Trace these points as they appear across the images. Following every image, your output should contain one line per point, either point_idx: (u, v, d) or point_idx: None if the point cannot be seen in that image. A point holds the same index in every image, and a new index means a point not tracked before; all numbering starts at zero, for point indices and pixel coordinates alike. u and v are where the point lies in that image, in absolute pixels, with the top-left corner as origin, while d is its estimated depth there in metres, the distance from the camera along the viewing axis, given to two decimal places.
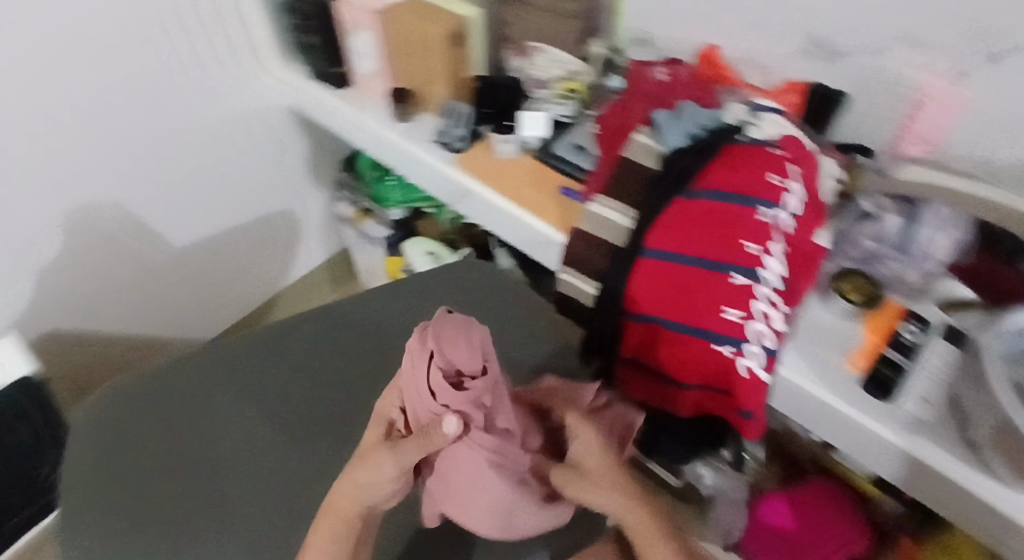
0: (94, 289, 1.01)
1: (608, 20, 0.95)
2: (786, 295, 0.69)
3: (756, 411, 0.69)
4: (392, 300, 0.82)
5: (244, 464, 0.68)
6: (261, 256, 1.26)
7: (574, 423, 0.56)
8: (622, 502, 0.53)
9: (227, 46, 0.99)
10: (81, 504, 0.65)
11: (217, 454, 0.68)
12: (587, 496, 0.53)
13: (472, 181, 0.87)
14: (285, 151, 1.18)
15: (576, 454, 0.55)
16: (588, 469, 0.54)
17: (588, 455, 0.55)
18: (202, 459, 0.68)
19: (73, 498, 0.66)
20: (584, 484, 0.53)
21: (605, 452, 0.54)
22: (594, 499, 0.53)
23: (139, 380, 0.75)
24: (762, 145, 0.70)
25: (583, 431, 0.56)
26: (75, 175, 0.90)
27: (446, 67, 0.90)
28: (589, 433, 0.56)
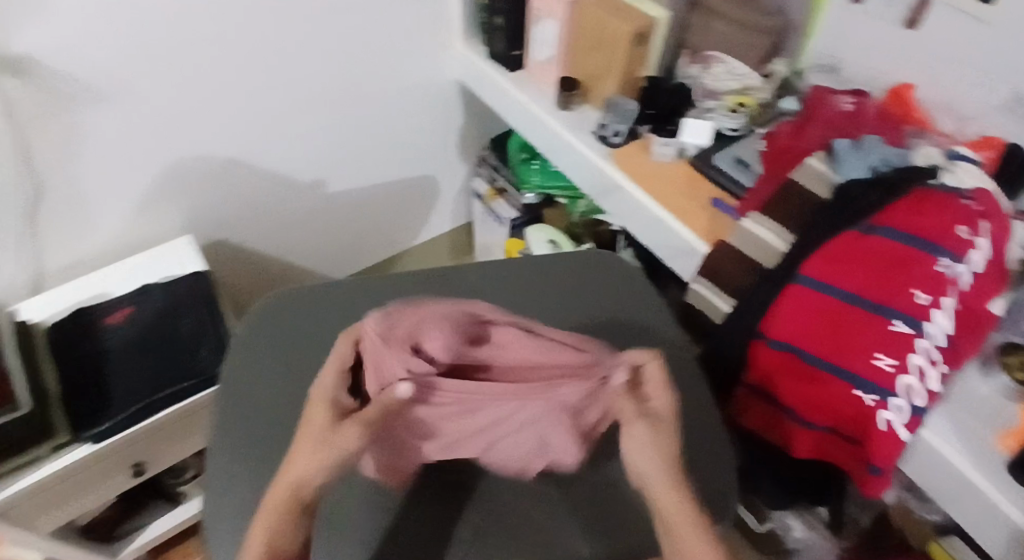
0: (255, 214, 1.10)
1: (797, 41, 0.93)
2: (947, 354, 0.64)
3: (885, 469, 0.65)
4: (546, 273, 0.82)
5: None
6: (399, 213, 1.32)
7: (653, 376, 0.54)
8: (665, 470, 0.50)
9: (423, 16, 1.04)
10: (239, 396, 0.70)
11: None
12: (630, 430, 0.51)
13: (624, 177, 0.87)
14: (444, 122, 1.23)
15: (653, 403, 0.53)
16: (664, 426, 0.51)
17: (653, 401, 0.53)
18: None
19: (232, 388, 0.70)
20: (643, 436, 0.51)
21: (672, 409, 0.52)
22: (635, 440, 0.51)
23: (305, 295, 0.79)
24: (956, 193, 0.65)
25: (660, 392, 0.53)
26: (269, 110, 0.98)
27: (624, 65, 0.90)
28: (664, 391, 0.53)
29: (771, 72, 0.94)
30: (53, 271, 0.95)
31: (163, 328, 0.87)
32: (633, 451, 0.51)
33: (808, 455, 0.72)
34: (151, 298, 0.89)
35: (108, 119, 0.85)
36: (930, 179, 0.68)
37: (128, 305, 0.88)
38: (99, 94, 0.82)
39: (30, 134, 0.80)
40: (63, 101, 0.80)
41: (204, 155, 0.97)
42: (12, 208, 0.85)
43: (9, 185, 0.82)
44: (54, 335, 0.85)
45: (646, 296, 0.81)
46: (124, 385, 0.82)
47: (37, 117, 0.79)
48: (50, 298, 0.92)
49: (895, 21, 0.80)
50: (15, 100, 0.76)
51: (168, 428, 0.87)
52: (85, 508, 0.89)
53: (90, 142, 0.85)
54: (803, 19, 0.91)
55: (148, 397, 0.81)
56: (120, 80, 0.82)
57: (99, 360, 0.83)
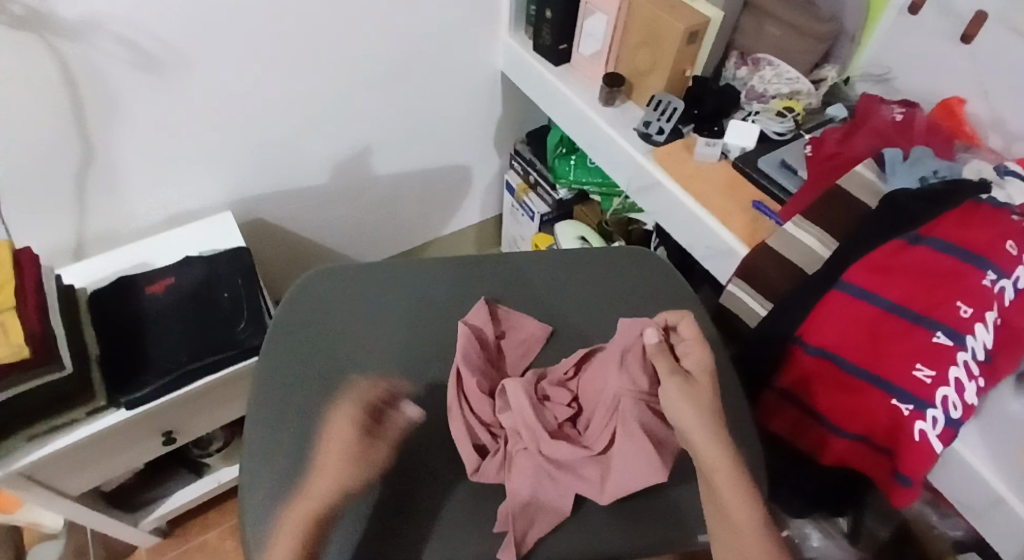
0: (292, 193, 1.11)
1: (848, 49, 0.93)
2: (986, 368, 0.64)
3: (915, 480, 0.64)
4: (587, 262, 0.82)
5: (421, 376, 0.70)
6: (431, 203, 1.33)
7: (689, 342, 0.63)
8: (712, 424, 0.57)
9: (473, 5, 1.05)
10: (280, 359, 0.71)
11: (396, 364, 0.71)
12: (676, 392, 0.59)
13: (665, 175, 0.88)
14: (484, 113, 1.23)
15: (686, 372, 0.61)
16: (697, 385, 0.60)
17: (695, 376, 0.60)
18: (387, 359, 0.71)
19: (275, 350, 0.71)
20: (684, 398, 0.59)
21: (711, 369, 0.61)
22: (682, 403, 0.58)
23: (354, 267, 0.80)
24: (1005, 210, 0.66)
25: (689, 354, 0.62)
26: (317, 90, 1.00)
27: (672, 63, 0.90)
28: (700, 353, 0.62)
29: (821, 77, 0.95)
30: (97, 236, 0.97)
31: (203, 299, 0.88)
32: (677, 410, 0.58)
33: (833, 463, 0.71)
34: (192, 269, 0.91)
35: (165, 88, 0.87)
36: (982, 193, 0.67)
37: (169, 275, 0.90)
38: (158, 62, 0.84)
39: (90, 97, 0.82)
40: (124, 66, 0.82)
41: (251, 130, 0.98)
42: (65, 169, 0.87)
43: (65, 146, 0.84)
44: (97, 298, 0.87)
45: (685, 293, 0.80)
46: (162, 351, 0.83)
47: (97, 80, 0.81)
48: (92, 264, 0.94)
49: (950, 34, 0.79)
50: (79, 62, 0.78)
51: (198, 399, 0.88)
52: (112, 472, 0.90)
53: (145, 109, 0.87)
54: (858, 28, 0.91)
55: (184, 365, 0.83)
56: (180, 50, 0.84)
57: (139, 325, 0.85)
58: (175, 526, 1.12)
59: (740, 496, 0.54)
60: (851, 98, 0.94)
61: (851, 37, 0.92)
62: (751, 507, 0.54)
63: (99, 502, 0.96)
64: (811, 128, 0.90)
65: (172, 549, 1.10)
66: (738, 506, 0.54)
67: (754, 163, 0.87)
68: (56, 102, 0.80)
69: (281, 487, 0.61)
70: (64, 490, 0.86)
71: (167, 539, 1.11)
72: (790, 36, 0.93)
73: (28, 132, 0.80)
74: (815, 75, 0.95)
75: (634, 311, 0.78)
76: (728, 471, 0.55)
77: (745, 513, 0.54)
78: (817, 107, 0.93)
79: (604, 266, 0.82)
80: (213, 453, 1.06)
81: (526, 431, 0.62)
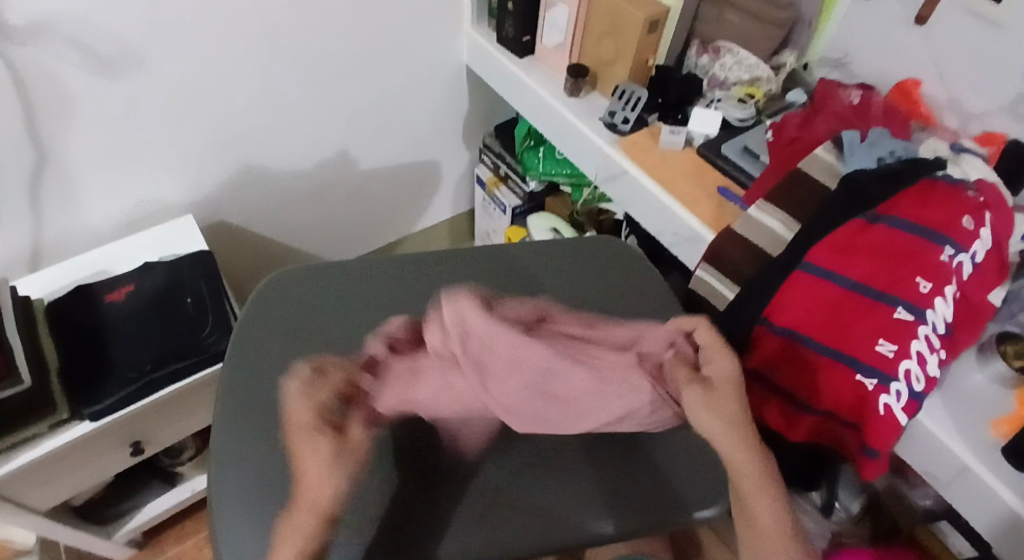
0: (257, 194, 1.10)
1: (807, 34, 0.94)
2: (945, 342, 0.66)
3: (882, 453, 0.66)
4: (555, 253, 0.82)
5: None
6: (400, 199, 1.32)
7: (707, 343, 0.59)
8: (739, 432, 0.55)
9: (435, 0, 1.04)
10: (245, 359, 0.69)
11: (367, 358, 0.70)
12: (696, 401, 0.56)
13: (630, 164, 0.88)
14: (451, 108, 1.23)
15: (711, 372, 0.58)
16: (719, 391, 0.56)
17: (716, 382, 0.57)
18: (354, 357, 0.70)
19: (239, 351, 0.70)
20: (704, 405, 0.56)
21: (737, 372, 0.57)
22: (702, 411, 0.56)
23: (322, 266, 0.79)
24: (960, 187, 0.67)
25: (713, 356, 0.59)
26: (278, 88, 0.98)
27: (635, 53, 0.90)
28: (719, 353, 0.59)
29: (780, 63, 0.96)
30: (54, 245, 0.94)
31: (166, 305, 0.87)
32: (700, 416, 0.56)
33: (801, 441, 0.72)
34: (153, 274, 0.89)
35: (119, 90, 0.84)
36: (937, 171, 0.69)
37: (129, 282, 0.88)
38: (111, 64, 0.81)
39: (40, 102, 0.79)
40: (75, 69, 0.79)
41: (212, 130, 0.97)
42: (17, 177, 0.84)
43: (16, 153, 0.82)
44: (56, 309, 0.84)
45: (653, 280, 0.81)
46: (125, 360, 0.81)
47: (47, 84, 0.79)
48: (52, 274, 0.91)
49: (905, 17, 0.81)
50: (26, 65, 0.76)
51: (165, 407, 0.87)
52: (80, 485, 0.88)
53: (99, 112, 0.85)
54: (814, 14, 0.92)
55: (148, 373, 0.81)
56: (134, 51, 0.82)
57: (101, 334, 0.83)
58: (151, 537, 1.10)
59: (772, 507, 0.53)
60: (810, 83, 0.96)
61: (810, 23, 0.93)
62: (779, 513, 0.53)
63: (68, 517, 0.94)
64: (772, 114, 0.92)
65: None
66: (767, 518, 0.52)
67: (717, 149, 0.88)
68: (5, 108, 0.77)
69: (256, 487, 0.60)
70: (30, 507, 0.84)
71: (143, 551, 1.09)
72: (750, 22, 0.94)
73: None
74: (774, 60, 0.96)
75: (603, 299, 0.78)
76: (756, 484, 0.54)
77: (775, 522, 0.52)
78: (778, 93, 0.94)
79: (571, 257, 0.82)
80: (184, 461, 1.03)
81: (484, 378, 0.59)
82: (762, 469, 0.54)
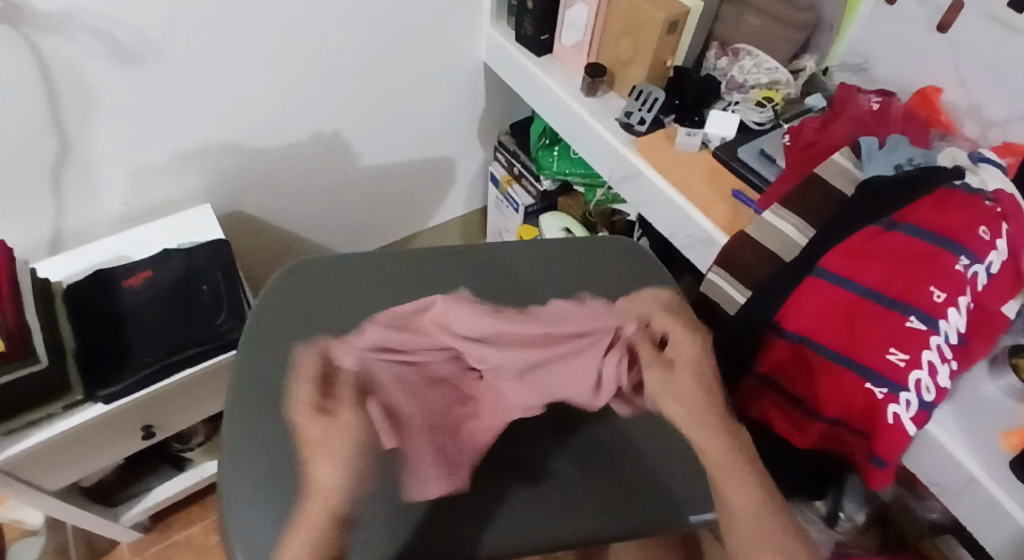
0: (275, 186, 1.11)
1: (828, 39, 0.94)
2: (957, 352, 0.65)
3: (890, 463, 0.66)
4: (567, 251, 0.83)
5: None
6: (414, 196, 1.32)
7: (670, 325, 0.63)
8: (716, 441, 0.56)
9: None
10: (259, 343, 0.71)
11: None
12: (657, 384, 0.59)
13: (644, 164, 0.88)
14: (469, 105, 1.23)
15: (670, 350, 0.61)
16: (676, 371, 0.60)
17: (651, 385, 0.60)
18: None
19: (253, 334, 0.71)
20: (667, 382, 0.59)
21: (697, 349, 0.61)
22: (661, 397, 0.59)
23: (339, 255, 0.80)
24: (979, 196, 0.67)
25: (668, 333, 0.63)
26: (296, 83, 0.99)
27: (653, 53, 0.90)
28: (680, 335, 0.62)
29: (800, 68, 0.95)
30: (73, 231, 0.96)
31: (181, 292, 0.88)
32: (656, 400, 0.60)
33: (808, 446, 0.72)
34: (169, 262, 0.90)
35: (141, 79, 0.85)
36: (955, 179, 0.69)
37: (147, 268, 0.89)
38: (134, 55, 0.83)
39: (63, 89, 0.81)
40: (99, 59, 0.81)
41: (229, 122, 0.98)
42: (38, 163, 0.85)
43: (40, 140, 0.83)
44: (75, 293, 0.85)
45: (665, 281, 0.81)
46: (141, 346, 0.82)
47: (72, 72, 0.80)
48: (70, 258, 0.93)
49: (927, 22, 0.80)
50: (52, 54, 0.77)
51: (175, 394, 0.88)
52: (94, 468, 0.89)
53: (122, 101, 0.86)
54: (835, 17, 0.91)
55: (164, 357, 0.82)
56: (157, 41, 0.83)
57: (117, 319, 0.84)
58: (158, 521, 1.12)
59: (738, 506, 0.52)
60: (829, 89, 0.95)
61: (832, 27, 0.92)
62: (746, 489, 0.53)
63: (80, 498, 0.95)
64: (790, 118, 0.91)
65: (155, 544, 1.09)
66: (735, 493, 0.53)
67: (733, 152, 0.87)
68: (29, 96, 0.79)
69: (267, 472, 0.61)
70: (43, 487, 0.85)
71: (150, 534, 1.10)
72: (771, 25, 0.93)
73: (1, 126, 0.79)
74: (794, 64, 0.95)
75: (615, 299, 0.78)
76: (731, 485, 0.54)
77: (743, 498, 0.53)
78: (796, 97, 0.93)
79: (584, 255, 0.82)
80: (194, 447, 1.04)
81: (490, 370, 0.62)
82: (736, 474, 0.54)
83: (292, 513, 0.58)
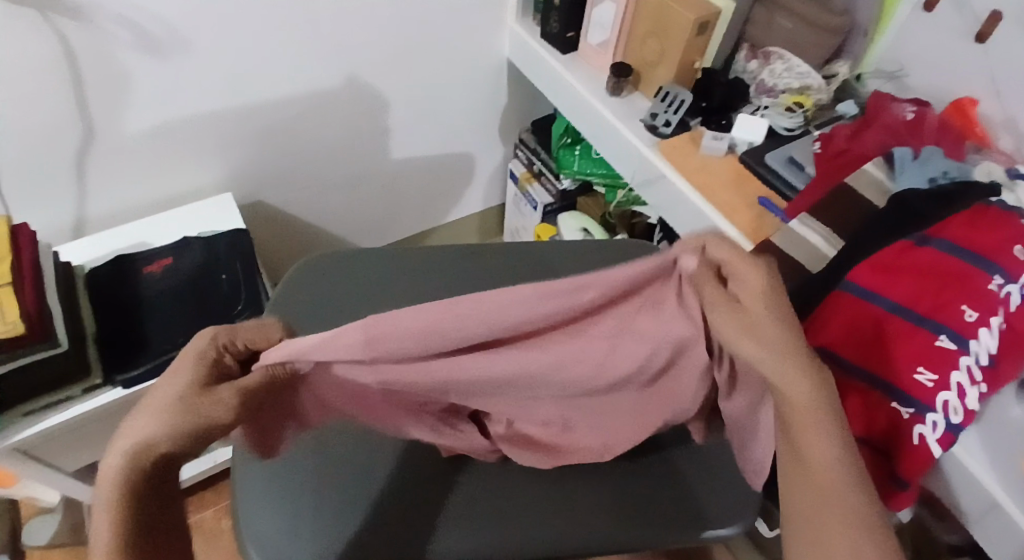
0: (294, 178, 1.11)
1: (862, 45, 0.91)
2: (988, 374, 0.63)
3: (913, 484, 0.64)
4: (585, 254, 0.81)
5: None
6: (433, 191, 1.32)
7: (732, 257, 0.46)
8: (812, 406, 0.44)
9: None
10: None
11: None
12: (723, 325, 0.46)
13: (668, 167, 0.87)
14: (491, 101, 1.22)
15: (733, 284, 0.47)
16: (751, 309, 0.45)
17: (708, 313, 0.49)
18: None
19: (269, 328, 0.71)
20: (741, 321, 0.45)
21: (774, 284, 0.45)
22: (735, 341, 0.45)
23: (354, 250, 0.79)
24: (1016, 214, 0.64)
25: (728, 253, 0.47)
26: (319, 75, 0.99)
27: (680, 55, 0.88)
28: (750, 267, 0.46)
29: (832, 72, 0.93)
30: (95, 216, 0.96)
31: (200, 281, 0.88)
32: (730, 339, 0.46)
33: None
34: (189, 250, 0.90)
35: (166, 67, 0.85)
36: (991, 195, 0.67)
37: (166, 257, 0.89)
38: (160, 43, 0.83)
39: (86, 76, 0.81)
40: (124, 46, 0.80)
41: (251, 113, 0.97)
42: (63, 148, 0.85)
43: (65, 125, 0.83)
44: (94, 279, 0.86)
45: None
46: (159, 333, 0.83)
47: (97, 59, 0.80)
48: (90, 244, 0.93)
49: (965, 31, 0.78)
50: (77, 40, 0.77)
51: None
52: (108, 452, 0.90)
53: (146, 89, 0.86)
54: (870, 23, 0.90)
55: (181, 346, 0.82)
56: (181, 30, 0.83)
57: (134, 307, 0.84)
58: None
59: (807, 489, 0.43)
60: (862, 96, 0.92)
61: (865, 33, 0.91)
62: (832, 445, 0.43)
63: (95, 480, 0.96)
64: (819, 125, 0.89)
65: None
66: (822, 456, 0.43)
67: (760, 157, 0.86)
68: (54, 81, 0.79)
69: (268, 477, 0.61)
70: (59, 467, 0.86)
71: None
72: (802, 28, 0.91)
73: (27, 109, 0.79)
74: (826, 69, 0.94)
75: None
76: (817, 463, 0.43)
77: (830, 462, 0.43)
78: (828, 103, 0.91)
79: (603, 260, 0.81)
80: None
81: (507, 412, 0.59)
82: (827, 448, 0.43)
83: (301, 505, 0.60)
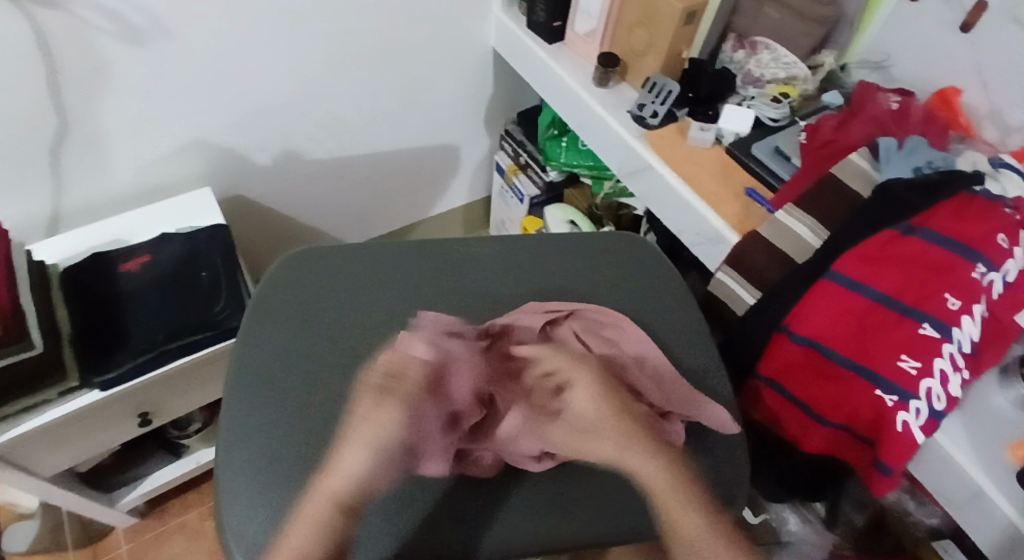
0: (278, 171, 1.09)
1: (848, 36, 0.91)
2: (971, 361, 0.64)
3: (896, 471, 0.64)
4: (573, 246, 0.81)
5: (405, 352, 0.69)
6: (417, 184, 1.30)
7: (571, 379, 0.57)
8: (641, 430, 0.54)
9: None
10: (256, 333, 0.69)
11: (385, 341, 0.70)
12: (564, 437, 0.56)
13: (655, 158, 0.86)
14: (477, 92, 1.21)
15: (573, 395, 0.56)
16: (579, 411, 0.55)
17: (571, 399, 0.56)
18: (368, 336, 0.70)
19: (251, 323, 0.70)
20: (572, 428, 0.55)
21: (599, 403, 0.55)
22: (573, 442, 0.55)
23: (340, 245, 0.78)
24: (998, 203, 0.65)
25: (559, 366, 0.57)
26: (301, 65, 0.97)
27: (668, 44, 0.88)
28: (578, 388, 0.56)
29: (818, 63, 0.93)
30: (71, 212, 0.94)
31: (181, 278, 0.86)
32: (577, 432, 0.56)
33: (815, 453, 0.70)
34: (169, 247, 0.88)
35: (143, 58, 0.83)
36: (975, 185, 0.67)
37: (146, 253, 0.87)
38: (138, 33, 0.80)
39: (60, 67, 0.78)
40: (99, 36, 0.78)
41: (232, 105, 0.95)
42: (36, 140, 0.83)
43: (38, 117, 0.81)
44: (71, 277, 0.84)
45: (673, 279, 0.79)
46: (139, 332, 0.81)
47: (71, 50, 0.77)
48: (66, 241, 0.91)
49: (950, 20, 0.78)
50: (51, 30, 0.75)
51: (174, 379, 0.87)
52: (88, 454, 0.88)
53: (124, 80, 0.84)
54: (858, 13, 0.88)
55: (161, 345, 0.80)
56: (160, 19, 0.81)
57: (114, 304, 0.82)
58: (154, 507, 1.11)
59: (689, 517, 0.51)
60: (848, 86, 0.92)
61: (853, 23, 0.89)
62: (694, 511, 0.52)
63: (75, 482, 0.94)
64: (807, 115, 0.88)
65: (150, 530, 1.08)
66: (689, 525, 0.51)
67: (747, 148, 0.85)
68: (28, 72, 0.76)
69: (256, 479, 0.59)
70: (36, 474, 0.84)
71: (145, 520, 1.10)
72: (790, 18, 0.91)
73: None
74: (812, 60, 0.93)
75: (621, 298, 0.76)
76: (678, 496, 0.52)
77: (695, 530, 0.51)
78: (814, 93, 0.91)
79: (591, 252, 0.80)
80: (191, 434, 1.03)
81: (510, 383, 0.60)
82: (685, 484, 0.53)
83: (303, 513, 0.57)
